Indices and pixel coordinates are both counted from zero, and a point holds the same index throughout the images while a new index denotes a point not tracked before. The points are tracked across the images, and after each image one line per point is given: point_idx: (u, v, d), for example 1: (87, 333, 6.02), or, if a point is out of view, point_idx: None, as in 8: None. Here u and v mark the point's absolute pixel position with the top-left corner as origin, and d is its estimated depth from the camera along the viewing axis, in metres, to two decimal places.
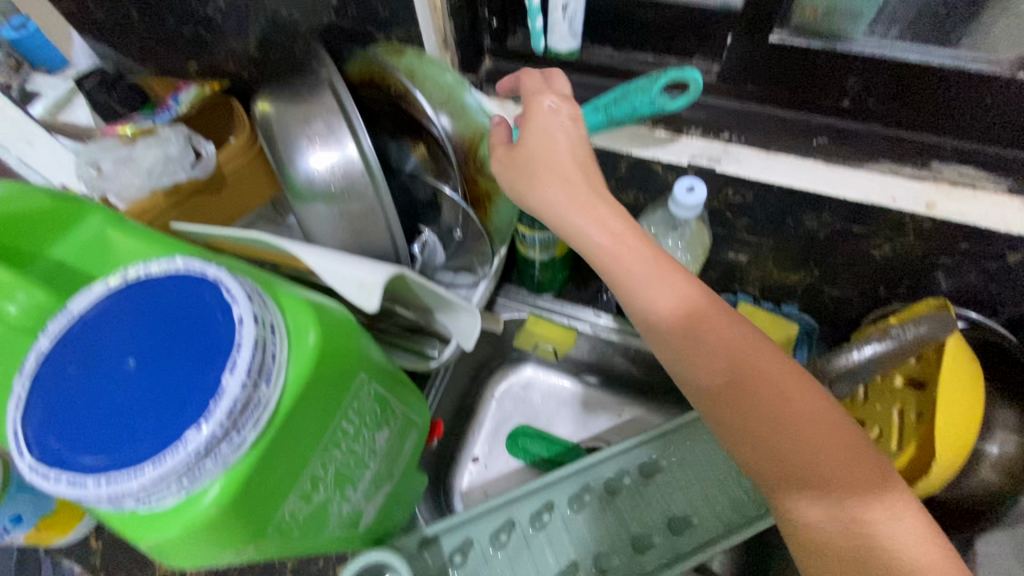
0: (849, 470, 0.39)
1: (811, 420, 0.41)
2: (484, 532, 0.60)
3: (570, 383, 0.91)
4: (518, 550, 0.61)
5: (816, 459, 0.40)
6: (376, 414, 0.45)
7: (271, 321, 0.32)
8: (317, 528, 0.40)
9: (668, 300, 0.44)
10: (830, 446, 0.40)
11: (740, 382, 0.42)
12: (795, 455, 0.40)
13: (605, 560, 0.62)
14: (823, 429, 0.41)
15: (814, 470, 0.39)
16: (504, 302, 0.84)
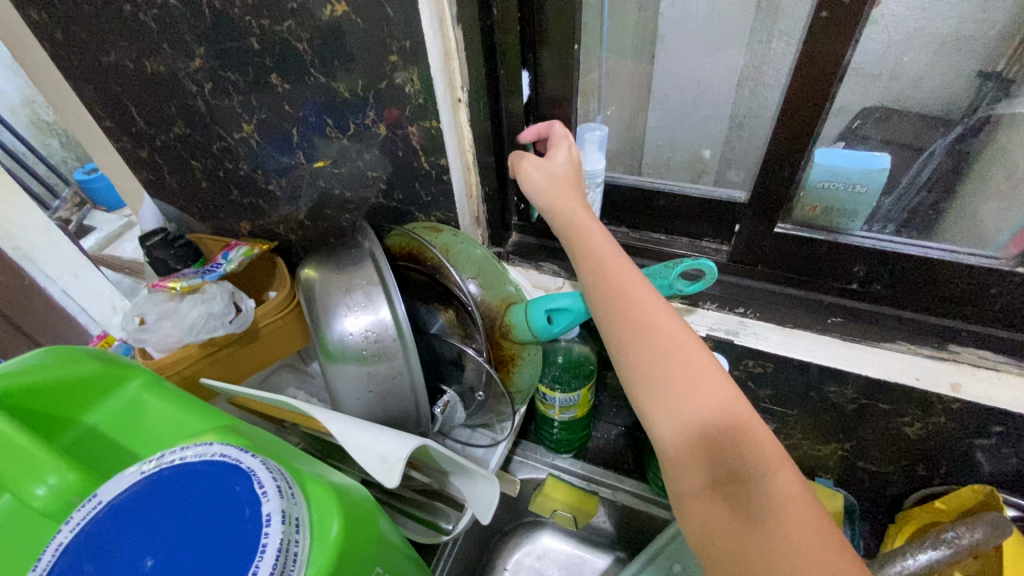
0: (805, 537, 0.36)
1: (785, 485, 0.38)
2: None
3: (587, 556, 0.82)
4: None
5: (774, 497, 0.37)
6: None
7: (299, 516, 0.31)
8: None
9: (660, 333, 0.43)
10: (791, 512, 0.37)
11: (731, 454, 0.38)
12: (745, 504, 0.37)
13: None
14: (813, 537, 0.36)
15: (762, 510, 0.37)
16: (521, 460, 0.83)
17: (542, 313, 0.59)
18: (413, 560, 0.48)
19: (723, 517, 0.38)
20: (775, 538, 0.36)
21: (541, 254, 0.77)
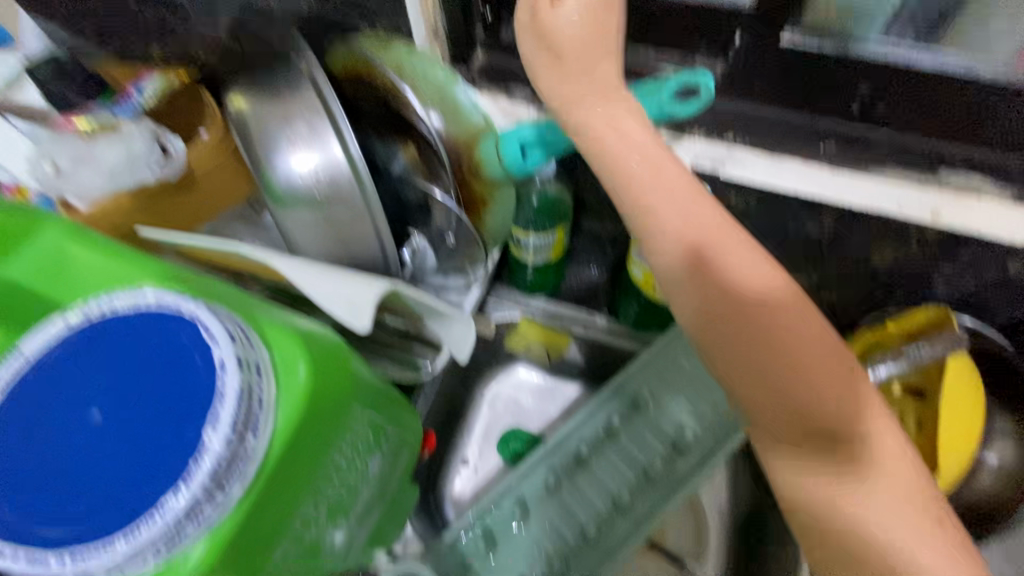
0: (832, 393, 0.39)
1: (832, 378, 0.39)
2: (505, 504, 0.66)
3: (559, 386, 0.90)
4: (546, 509, 0.67)
5: (806, 359, 0.39)
6: (370, 440, 0.42)
7: (259, 359, 0.29)
8: (308, 563, 0.39)
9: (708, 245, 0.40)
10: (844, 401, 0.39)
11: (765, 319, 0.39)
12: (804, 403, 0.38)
13: (620, 499, 0.68)
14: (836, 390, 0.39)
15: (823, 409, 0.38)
16: (496, 303, 0.82)
17: (515, 146, 0.54)
18: (395, 402, 0.48)
19: (762, 381, 0.39)
20: (809, 397, 0.39)
21: (511, 77, 0.67)
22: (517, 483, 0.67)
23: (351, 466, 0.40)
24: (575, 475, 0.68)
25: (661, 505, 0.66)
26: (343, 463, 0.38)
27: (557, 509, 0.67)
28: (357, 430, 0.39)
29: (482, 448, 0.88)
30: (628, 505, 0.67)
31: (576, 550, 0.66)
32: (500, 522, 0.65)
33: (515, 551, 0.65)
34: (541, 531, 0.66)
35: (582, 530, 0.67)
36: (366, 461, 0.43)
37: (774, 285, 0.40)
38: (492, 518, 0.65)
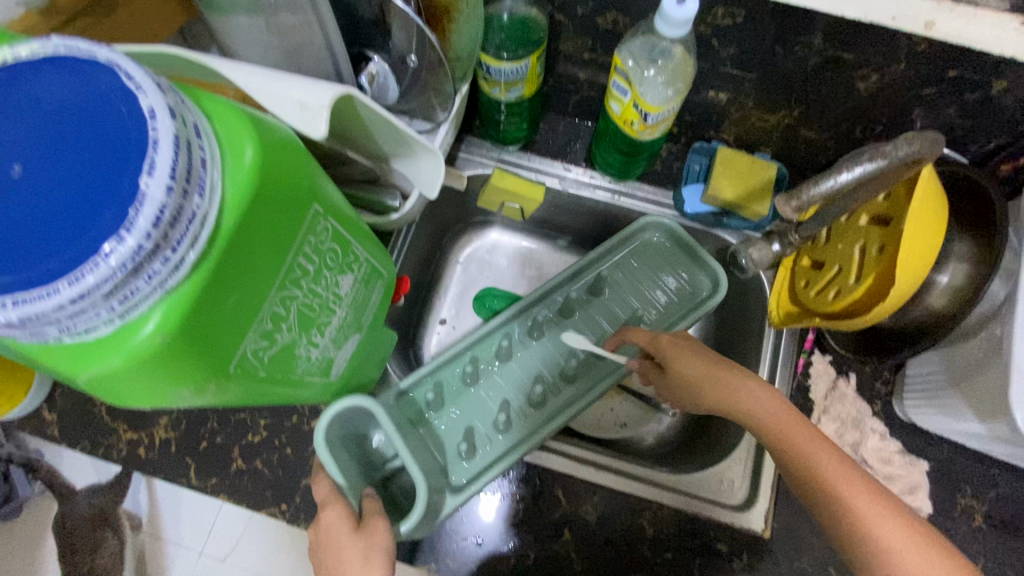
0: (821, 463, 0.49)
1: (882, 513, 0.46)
2: (452, 371, 0.68)
3: (533, 246, 0.94)
4: (494, 379, 0.70)
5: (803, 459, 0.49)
6: (338, 256, 0.41)
7: (196, 123, 0.26)
8: (285, 369, 0.40)
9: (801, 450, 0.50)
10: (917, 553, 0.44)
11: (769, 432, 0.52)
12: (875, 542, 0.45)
13: (570, 371, 0.71)
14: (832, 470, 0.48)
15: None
16: (467, 157, 0.78)
17: None
18: (364, 229, 0.47)
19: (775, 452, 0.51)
20: (806, 468, 0.49)
21: None
22: (475, 347, 0.70)
23: (319, 276, 0.39)
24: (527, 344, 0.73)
25: (611, 371, 0.70)
26: (311, 268, 0.37)
27: (502, 375, 0.70)
28: (322, 237, 0.38)
29: (459, 306, 0.91)
30: (577, 375, 0.71)
31: (516, 413, 0.68)
32: (450, 383, 0.68)
33: (457, 413, 0.67)
34: (493, 401, 0.68)
35: (529, 397, 0.69)
36: (337, 276, 0.42)
37: (769, 408, 0.53)
38: (442, 379, 0.67)
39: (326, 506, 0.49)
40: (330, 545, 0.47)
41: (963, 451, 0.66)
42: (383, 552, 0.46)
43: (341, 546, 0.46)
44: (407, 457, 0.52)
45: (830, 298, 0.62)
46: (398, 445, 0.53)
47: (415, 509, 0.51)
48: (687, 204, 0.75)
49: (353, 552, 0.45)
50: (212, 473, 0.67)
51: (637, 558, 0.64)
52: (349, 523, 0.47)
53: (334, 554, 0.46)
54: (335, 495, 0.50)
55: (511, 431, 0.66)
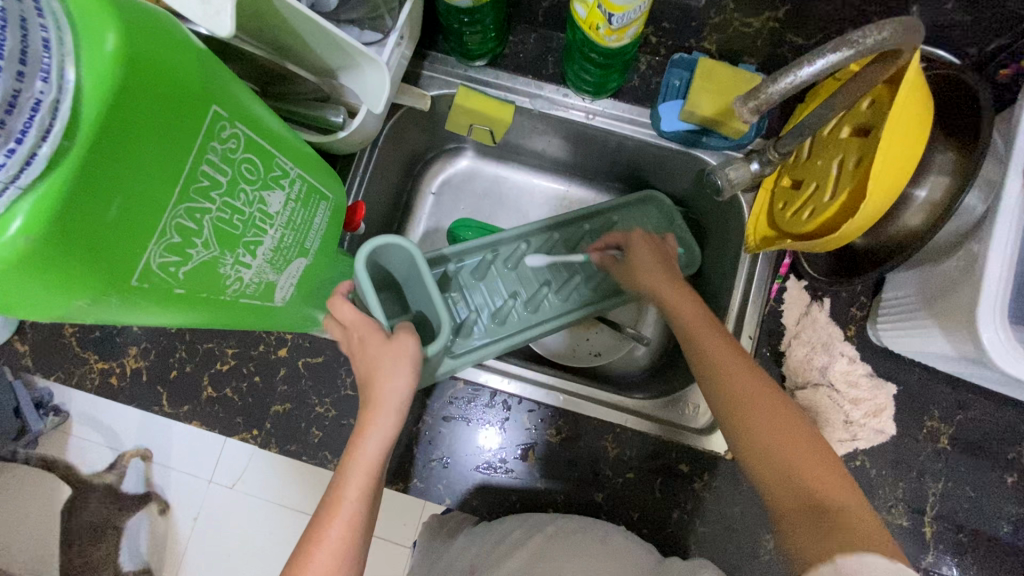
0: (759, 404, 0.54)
1: (786, 427, 0.52)
2: (471, 258, 0.72)
3: (510, 175, 0.91)
4: (506, 274, 0.73)
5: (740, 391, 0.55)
6: (259, 170, 0.39)
7: (35, 0, 0.24)
8: (209, 287, 0.39)
9: (730, 371, 0.56)
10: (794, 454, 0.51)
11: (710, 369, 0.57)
12: (763, 445, 0.52)
13: (568, 294, 0.74)
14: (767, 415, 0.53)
15: (787, 475, 0.50)
16: (430, 75, 0.73)
17: None
18: (294, 146, 0.45)
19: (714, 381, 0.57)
20: (737, 398, 0.55)
21: None
22: (493, 246, 0.73)
23: (235, 190, 0.37)
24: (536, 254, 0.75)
25: (601, 303, 0.74)
26: (222, 180, 0.36)
27: (510, 275, 0.74)
28: (231, 145, 0.36)
29: (433, 237, 0.89)
30: (570, 297, 0.74)
31: (514, 315, 0.71)
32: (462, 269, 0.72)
33: (466, 297, 0.71)
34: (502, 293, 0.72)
35: (528, 303, 0.72)
36: (261, 192, 0.40)
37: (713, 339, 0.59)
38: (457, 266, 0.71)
39: (356, 329, 0.50)
40: (364, 350, 0.49)
41: (934, 374, 0.66)
42: (412, 360, 0.48)
43: (375, 352, 0.48)
44: (437, 297, 0.54)
45: (804, 219, 0.59)
46: (428, 285, 0.54)
47: (440, 338, 0.54)
48: (664, 122, 0.70)
49: (385, 357, 0.48)
50: (184, 400, 0.67)
51: (599, 477, 0.65)
52: (381, 332, 0.49)
53: (367, 357, 0.49)
54: (366, 317, 0.50)
55: (504, 327, 0.70)
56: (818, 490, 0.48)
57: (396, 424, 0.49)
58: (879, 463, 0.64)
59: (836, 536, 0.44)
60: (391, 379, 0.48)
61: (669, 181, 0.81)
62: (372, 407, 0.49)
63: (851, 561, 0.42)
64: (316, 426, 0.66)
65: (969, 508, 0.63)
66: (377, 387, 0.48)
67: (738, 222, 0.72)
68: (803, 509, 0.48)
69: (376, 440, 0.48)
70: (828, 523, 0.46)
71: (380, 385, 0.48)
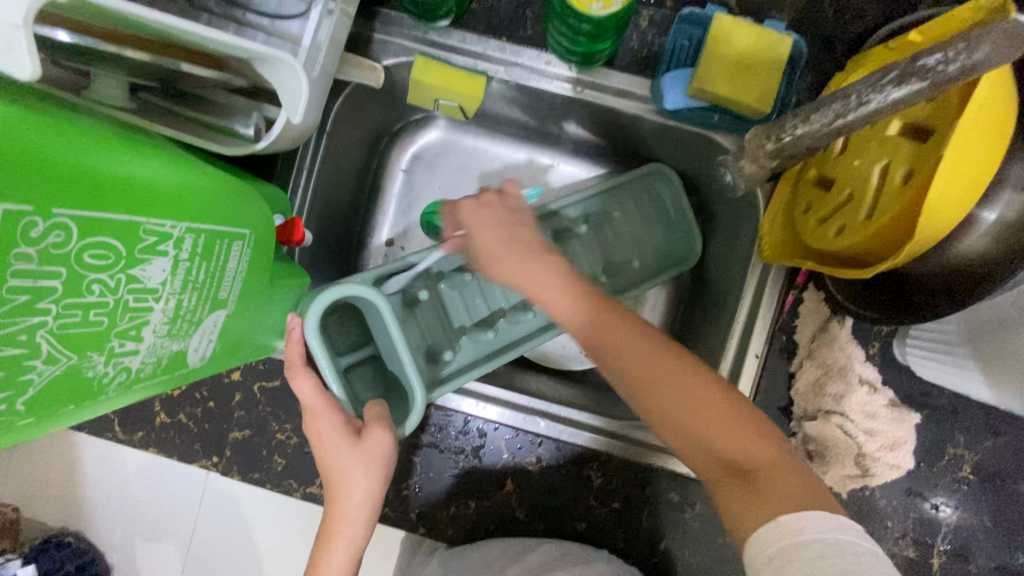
0: (678, 366, 0.43)
1: (680, 364, 0.43)
2: (446, 265, 0.61)
3: (489, 146, 0.78)
4: (486, 282, 0.63)
5: (640, 360, 0.43)
6: (119, 249, 0.30)
7: None
8: (75, 396, 0.32)
9: (590, 320, 0.44)
10: (697, 412, 0.42)
11: (593, 333, 0.44)
12: (651, 380, 0.42)
13: None
14: (701, 383, 0.42)
15: (684, 428, 0.42)
16: (382, 41, 0.60)
17: None
18: (183, 193, 0.35)
19: (646, 343, 0.43)
20: (616, 363, 0.43)
21: None
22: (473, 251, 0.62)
23: (79, 285, 0.29)
24: None
25: None
26: (51, 284, 0.27)
27: (493, 286, 0.63)
28: (53, 238, 0.27)
29: (405, 222, 0.78)
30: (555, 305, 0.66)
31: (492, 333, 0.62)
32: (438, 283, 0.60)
33: (441, 316, 0.61)
34: (483, 306, 0.63)
35: (507, 316, 0.63)
36: (127, 271, 0.31)
37: (555, 295, 0.46)
38: (429, 278, 0.60)
39: (314, 413, 0.44)
40: (326, 452, 0.44)
41: (966, 398, 0.58)
42: (385, 462, 0.44)
43: (341, 459, 0.43)
44: (411, 363, 0.48)
45: (830, 237, 0.48)
46: (398, 346, 0.48)
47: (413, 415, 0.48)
48: (666, 97, 0.56)
49: (353, 462, 0.43)
50: (138, 427, 0.62)
51: (582, 507, 0.61)
52: (347, 432, 0.43)
53: (330, 461, 0.44)
54: (326, 400, 0.44)
55: (480, 348, 0.62)
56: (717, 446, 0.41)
57: (366, 526, 0.45)
58: (890, 493, 0.58)
59: (760, 493, 0.38)
60: (358, 486, 0.44)
61: (674, 158, 0.68)
62: (336, 517, 0.44)
63: (792, 519, 0.36)
64: (277, 453, 0.62)
65: (985, 540, 0.58)
66: (341, 495, 0.44)
67: (751, 218, 0.61)
68: (725, 476, 0.40)
69: (341, 552, 0.44)
70: (750, 484, 0.39)
71: (345, 494, 0.44)
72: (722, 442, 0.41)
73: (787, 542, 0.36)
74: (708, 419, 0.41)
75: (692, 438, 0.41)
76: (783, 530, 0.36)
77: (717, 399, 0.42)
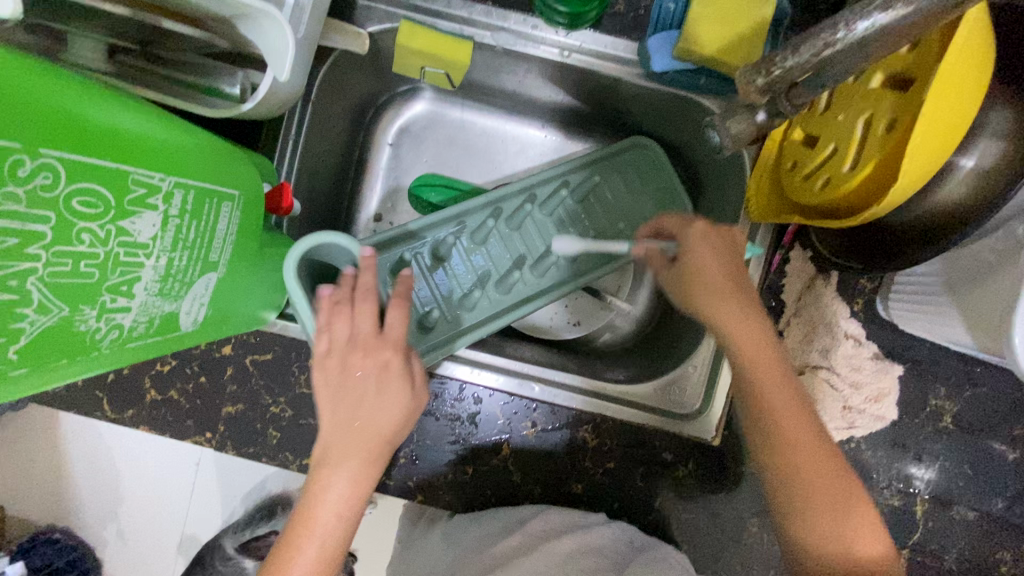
0: (795, 430, 0.46)
1: (805, 431, 0.46)
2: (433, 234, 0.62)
3: (476, 118, 0.78)
4: (472, 250, 0.63)
5: (773, 413, 0.46)
6: (108, 200, 0.30)
7: None
8: (65, 351, 0.31)
9: (747, 338, 0.49)
10: (831, 504, 0.44)
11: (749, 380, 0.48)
12: (788, 437, 0.45)
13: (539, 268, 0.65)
14: (813, 451, 0.45)
15: (814, 517, 0.44)
16: (366, 8, 0.59)
17: None
18: (174, 149, 0.34)
19: (783, 386, 0.47)
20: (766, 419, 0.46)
21: None
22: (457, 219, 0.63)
23: (68, 233, 0.29)
24: (509, 229, 0.65)
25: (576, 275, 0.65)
26: (40, 229, 0.27)
27: (480, 254, 0.63)
28: (42, 180, 0.26)
29: (393, 196, 0.77)
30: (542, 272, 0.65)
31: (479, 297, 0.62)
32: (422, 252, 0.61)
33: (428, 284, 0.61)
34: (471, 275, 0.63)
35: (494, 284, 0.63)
36: (117, 223, 0.31)
37: (732, 317, 0.50)
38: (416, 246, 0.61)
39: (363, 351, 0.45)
40: (375, 394, 0.44)
41: (946, 350, 0.60)
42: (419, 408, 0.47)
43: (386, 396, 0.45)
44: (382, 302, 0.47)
45: (816, 189, 0.49)
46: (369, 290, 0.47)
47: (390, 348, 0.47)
48: (652, 61, 0.57)
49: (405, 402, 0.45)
50: (128, 404, 0.61)
51: (578, 468, 0.62)
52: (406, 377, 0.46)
53: (375, 398, 0.44)
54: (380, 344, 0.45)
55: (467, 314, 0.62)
56: (852, 544, 0.43)
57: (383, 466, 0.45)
58: (874, 444, 0.60)
59: None
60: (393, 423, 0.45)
61: (661, 125, 0.69)
62: (359, 451, 0.44)
63: None
64: (272, 426, 0.61)
65: (965, 486, 0.60)
66: (375, 427, 0.44)
67: (738, 180, 0.62)
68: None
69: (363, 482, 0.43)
70: None
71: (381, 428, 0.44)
72: (853, 545, 0.43)
73: None
74: (834, 512, 0.43)
75: (806, 498, 0.44)
76: None
77: (837, 487, 0.44)
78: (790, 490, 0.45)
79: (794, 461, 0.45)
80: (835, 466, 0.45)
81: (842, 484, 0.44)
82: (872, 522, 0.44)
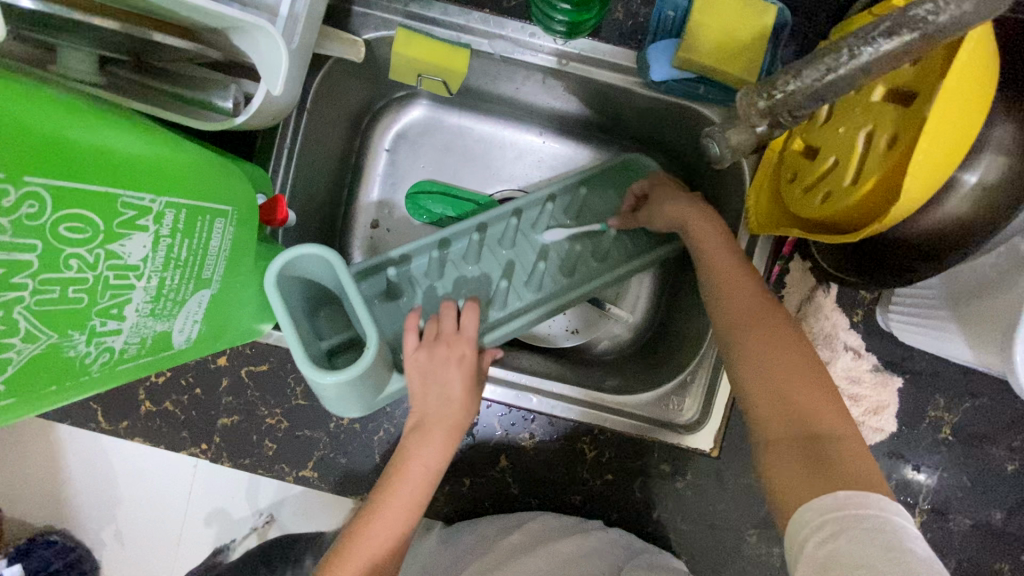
0: (754, 318, 0.48)
1: (766, 323, 0.47)
2: (423, 254, 0.60)
3: (473, 124, 0.77)
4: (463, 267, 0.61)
5: (729, 308, 0.49)
6: (95, 224, 0.29)
7: None
8: (54, 377, 0.31)
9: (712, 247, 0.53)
10: (784, 374, 0.44)
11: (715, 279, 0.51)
12: (746, 323, 0.48)
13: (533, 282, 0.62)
14: (770, 336, 0.47)
15: (768, 388, 0.44)
16: (362, 15, 0.59)
17: None
18: (165, 168, 0.34)
19: (746, 286, 0.50)
20: (726, 314, 0.49)
21: None
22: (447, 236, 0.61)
23: (55, 259, 0.28)
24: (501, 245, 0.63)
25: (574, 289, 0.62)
26: (26, 257, 0.27)
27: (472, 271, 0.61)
28: (27, 209, 0.26)
29: (389, 203, 0.76)
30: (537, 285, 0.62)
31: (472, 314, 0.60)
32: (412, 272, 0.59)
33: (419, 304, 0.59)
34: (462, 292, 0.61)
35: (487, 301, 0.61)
36: (106, 246, 0.31)
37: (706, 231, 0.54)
38: (406, 268, 0.59)
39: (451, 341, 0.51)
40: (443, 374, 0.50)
41: (945, 361, 0.60)
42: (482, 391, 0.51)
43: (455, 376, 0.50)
44: (363, 309, 0.44)
45: (817, 202, 0.49)
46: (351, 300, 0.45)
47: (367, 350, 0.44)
48: (652, 69, 0.56)
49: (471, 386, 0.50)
50: (122, 415, 0.61)
51: (575, 480, 0.61)
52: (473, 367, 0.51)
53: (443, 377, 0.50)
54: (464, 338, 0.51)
55: None
56: (801, 410, 0.43)
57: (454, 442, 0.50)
58: (873, 455, 0.60)
59: (828, 466, 0.40)
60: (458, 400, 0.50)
61: (660, 133, 0.68)
62: (431, 424, 0.49)
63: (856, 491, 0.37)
64: (268, 438, 0.61)
65: (963, 497, 0.60)
66: (443, 407, 0.50)
67: (738, 190, 0.61)
68: (793, 438, 0.42)
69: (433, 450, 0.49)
70: (818, 453, 0.40)
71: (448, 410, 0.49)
72: (801, 411, 0.43)
73: (844, 511, 0.36)
74: (788, 382, 0.44)
75: (763, 373, 0.45)
76: (838, 501, 0.37)
77: (792, 363, 0.45)
78: (741, 376, 0.46)
79: (747, 343, 0.47)
80: (792, 349, 0.46)
81: (803, 363, 0.45)
82: (826, 397, 0.43)
